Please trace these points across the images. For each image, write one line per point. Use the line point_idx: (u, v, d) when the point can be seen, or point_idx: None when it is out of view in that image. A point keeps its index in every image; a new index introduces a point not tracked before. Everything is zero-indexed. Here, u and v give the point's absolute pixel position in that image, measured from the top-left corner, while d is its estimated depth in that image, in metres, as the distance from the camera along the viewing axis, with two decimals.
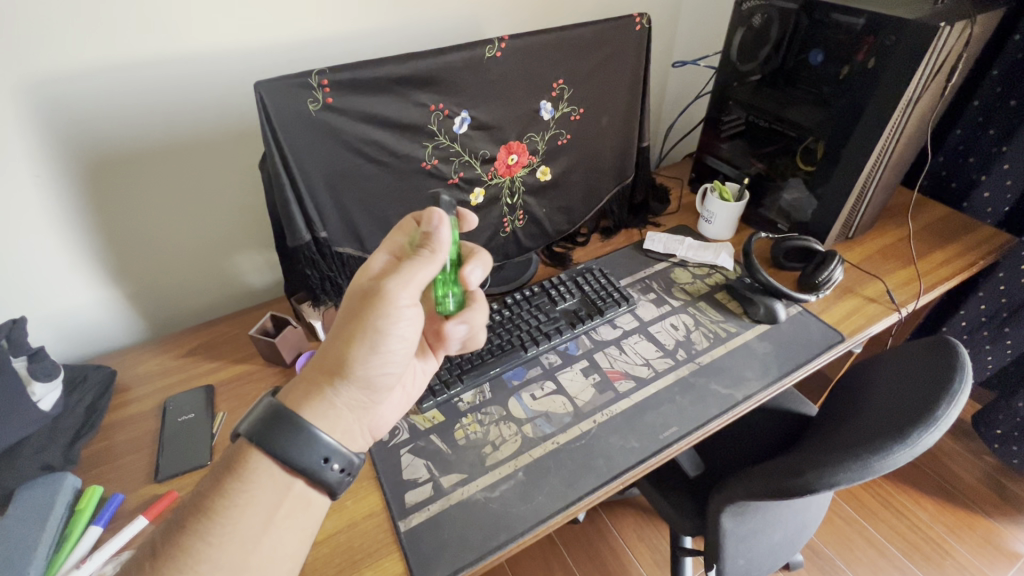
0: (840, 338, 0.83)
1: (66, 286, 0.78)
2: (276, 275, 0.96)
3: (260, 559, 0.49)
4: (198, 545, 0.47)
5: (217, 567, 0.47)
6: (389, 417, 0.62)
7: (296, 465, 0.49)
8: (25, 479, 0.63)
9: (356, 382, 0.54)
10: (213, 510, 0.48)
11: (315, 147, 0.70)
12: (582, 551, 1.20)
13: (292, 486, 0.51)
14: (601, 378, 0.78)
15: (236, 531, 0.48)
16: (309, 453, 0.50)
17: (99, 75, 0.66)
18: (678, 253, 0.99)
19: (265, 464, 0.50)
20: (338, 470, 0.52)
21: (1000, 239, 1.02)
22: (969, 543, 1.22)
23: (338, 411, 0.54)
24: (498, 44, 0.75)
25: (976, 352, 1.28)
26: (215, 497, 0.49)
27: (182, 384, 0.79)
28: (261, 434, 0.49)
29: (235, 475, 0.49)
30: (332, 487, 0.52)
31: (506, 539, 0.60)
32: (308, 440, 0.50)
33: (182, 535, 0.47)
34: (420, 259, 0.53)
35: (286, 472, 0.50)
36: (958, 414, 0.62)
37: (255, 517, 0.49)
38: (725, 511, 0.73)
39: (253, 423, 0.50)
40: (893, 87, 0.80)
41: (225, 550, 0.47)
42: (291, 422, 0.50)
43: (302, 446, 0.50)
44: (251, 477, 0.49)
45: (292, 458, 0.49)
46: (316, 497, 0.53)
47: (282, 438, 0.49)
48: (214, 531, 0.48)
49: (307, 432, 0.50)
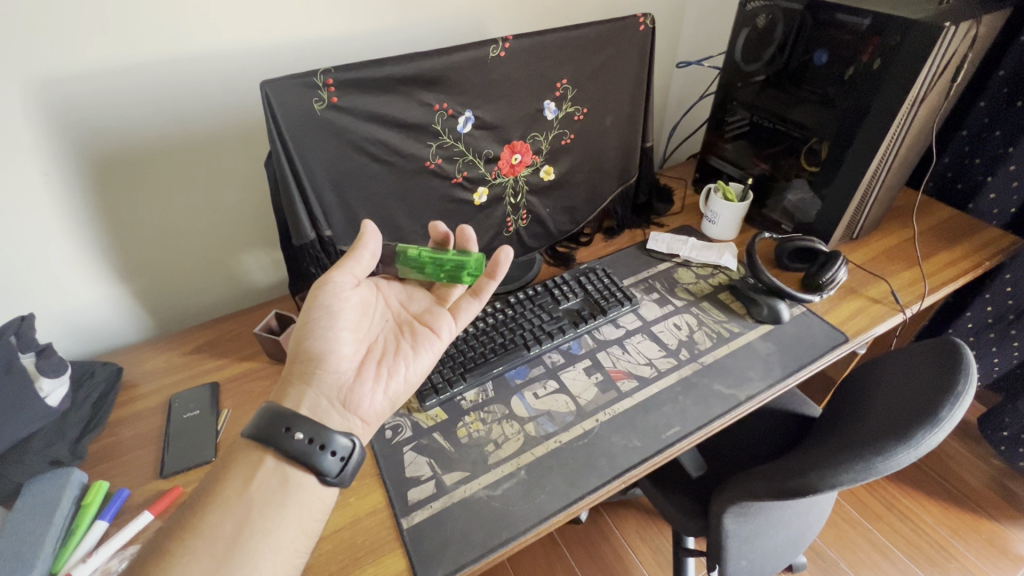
0: (844, 339, 0.83)
1: (73, 284, 0.79)
2: (281, 273, 0.96)
3: (240, 530, 0.50)
4: (190, 520, 0.49)
5: (202, 536, 0.48)
6: (369, 398, 0.61)
7: (266, 440, 0.52)
8: (34, 474, 0.64)
9: (306, 356, 0.59)
10: (208, 493, 0.51)
11: (322, 146, 0.70)
12: (584, 552, 1.20)
13: (275, 466, 0.53)
14: (603, 377, 0.78)
15: (222, 504, 0.50)
16: (276, 426, 0.53)
17: (108, 75, 0.67)
18: (682, 253, 0.99)
19: (249, 449, 0.53)
20: (306, 440, 0.53)
21: (1007, 241, 1.01)
22: (975, 546, 1.21)
23: (295, 386, 0.58)
24: (503, 43, 0.76)
25: (983, 355, 1.27)
26: (211, 484, 0.52)
27: (187, 380, 0.80)
28: (253, 431, 0.53)
29: (226, 466, 0.53)
30: (308, 459, 0.53)
31: (509, 536, 0.60)
32: (274, 416, 0.54)
33: (179, 514, 0.50)
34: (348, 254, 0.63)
35: (265, 453, 0.53)
36: (963, 415, 0.62)
37: (236, 490, 0.51)
38: (727, 512, 0.73)
39: (249, 424, 0.54)
40: (898, 88, 0.80)
41: (212, 523, 0.49)
42: (263, 409, 0.54)
43: (266, 419, 0.53)
44: (238, 462, 0.53)
45: (262, 433, 0.53)
46: (303, 477, 0.53)
47: (254, 420, 0.54)
48: (203, 504, 0.50)
49: (274, 409, 0.54)
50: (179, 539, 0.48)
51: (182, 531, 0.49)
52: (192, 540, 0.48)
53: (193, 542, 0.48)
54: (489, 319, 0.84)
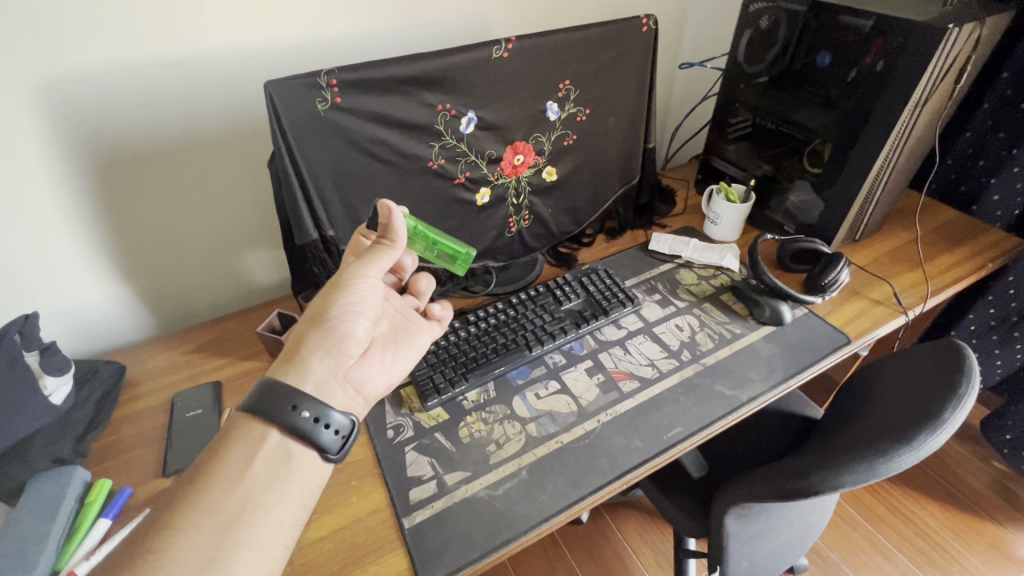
0: (847, 340, 0.83)
1: (76, 283, 0.79)
2: (284, 273, 0.97)
3: (242, 504, 0.49)
4: (188, 494, 0.48)
5: (203, 509, 0.48)
6: (373, 380, 0.62)
7: (271, 417, 0.52)
8: (38, 472, 0.65)
9: (327, 332, 0.58)
10: (206, 469, 0.50)
11: (324, 147, 0.70)
12: (585, 553, 1.20)
13: (278, 443, 0.52)
14: (605, 377, 0.78)
15: (221, 479, 0.50)
16: (280, 403, 0.52)
17: (111, 75, 0.67)
18: (684, 254, 0.99)
19: (250, 425, 0.52)
20: (311, 419, 0.53)
21: (1009, 243, 1.01)
22: (977, 549, 1.20)
23: (309, 360, 0.57)
24: (505, 45, 0.76)
25: (986, 357, 1.27)
26: (209, 460, 0.51)
27: (190, 379, 0.80)
28: (255, 407, 0.52)
29: (225, 442, 0.52)
30: (311, 437, 0.53)
31: (511, 536, 0.60)
32: (280, 393, 0.53)
33: (176, 489, 0.49)
34: (380, 247, 0.61)
35: (269, 429, 0.52)
36: (965, 417, 0.62)
37: (236, 465, 0.50)
38: (728, 513, 0.73)
39: (249, 399, 0.53)
40: (901, 89, 0.80)
41: (211, 497, 0.49)
42: (272, 388, 0.53)
43: (269, 395, 0.52)
44: (238, 438, 0.52)
45: (266, 411, 0.52)
46: (304, 454, 0.53)
47: (256, 395, 0.53)
48: (200, 479, 0.49)
49: (278, 385, 0.53)
50: (177, 513, 0.47)
51: (180, 505, 0.48)
52: (193, 514, 0.47)
53: (193, 516, 0.47)
54: (490, 320, 0.84)
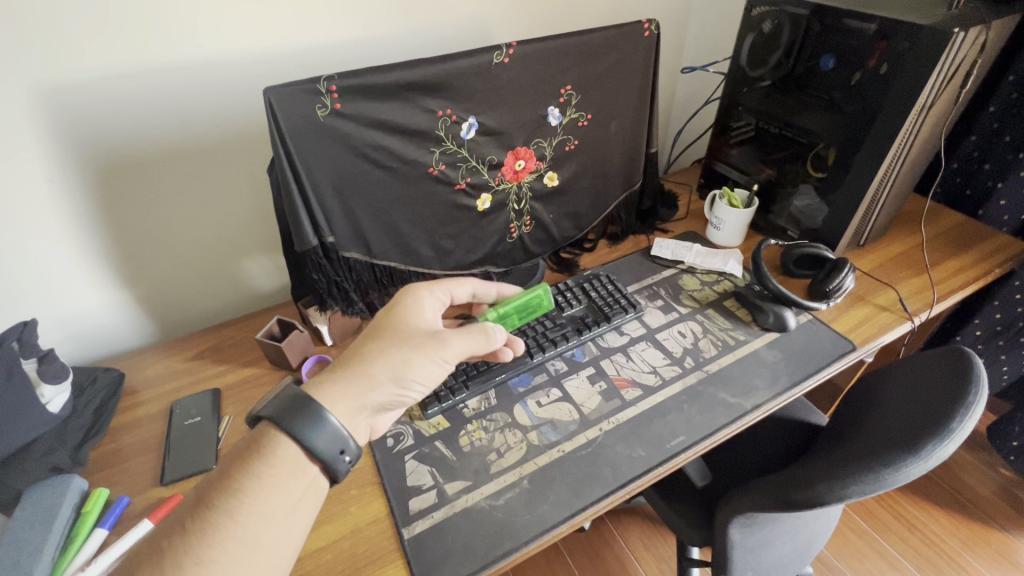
0: (851, 346, 0.82)
1: (76, 288, 0.78)
2: (284, 278, 0.96)
3: (275, 536, 0.47)
4: (220, 518, 0.46)
5: (232, 532, 0.45)
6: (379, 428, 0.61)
7: (302, 436, 0.49)
8: (35, 480, 0.64)
9: (386, 394, 0.55)
10: (237, 484, 0.47)
11: (324, 153, 0.70)
12: (587, 560, 1.19)
13: (301, 463, 0.50)
14: (607, 385, 0.77)
15: (256, 504, 0.47)
16: (318, 432, 0.49)
17: (109, 82, 0.67)
18: (687, 260, 0.98)
19: (278, 436, 0.50)
20: (332, 444, 0.50)
21: (1015, 248, 1.00)
22: (984, 557, 1.19)
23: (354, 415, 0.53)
24: (506, 50, 0.75)
25: (992, 362, 1.25)
26: (241, 476, 0.48)
27: (188, 386, 0.79)
28: (286, 424, 0.49)
29: (256, 453, 0.49)
30: (331, 466, 0.50)
31: (511, 547, 0.59)
32: (317, 413, 0.50)
33: (201, 503, 0.46)
34: (478, 335, 0.61)
35: (293, 448, 0.50)
36: (974, 426, 0.60)
37: (267, 489, 0.48)
38: (732, 523, 0.72)
39: (281, 418, 0.49)
40: (907, 93, 0.79)
41: (253, 529, 0.46)
42: (312, 413, 0.50)
43: (313, 421, 0.49)
44: (266, 451, 0.49)
45: (298, 427, 0.49)
46: (320, 479, 0.51)
47: (292, 410, 0.49)
48: (223, 495, 0.47)
49: (317, 404, 0.50)
50: (213, 538, 0.45)
51: (213, 530, 0.45)
52: (232, 548, 0.45)
53: (230, 546, 0.45)
54: None
